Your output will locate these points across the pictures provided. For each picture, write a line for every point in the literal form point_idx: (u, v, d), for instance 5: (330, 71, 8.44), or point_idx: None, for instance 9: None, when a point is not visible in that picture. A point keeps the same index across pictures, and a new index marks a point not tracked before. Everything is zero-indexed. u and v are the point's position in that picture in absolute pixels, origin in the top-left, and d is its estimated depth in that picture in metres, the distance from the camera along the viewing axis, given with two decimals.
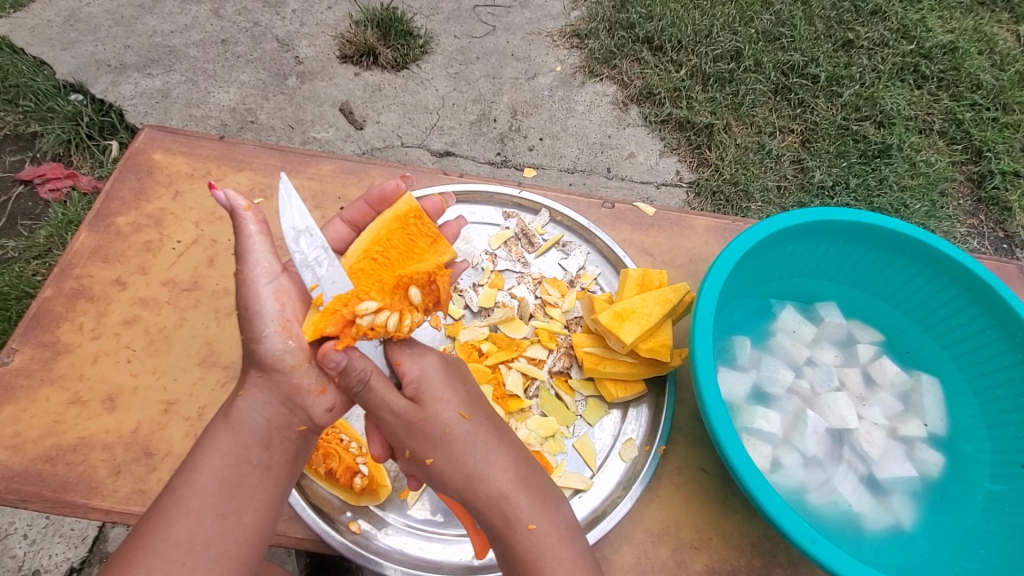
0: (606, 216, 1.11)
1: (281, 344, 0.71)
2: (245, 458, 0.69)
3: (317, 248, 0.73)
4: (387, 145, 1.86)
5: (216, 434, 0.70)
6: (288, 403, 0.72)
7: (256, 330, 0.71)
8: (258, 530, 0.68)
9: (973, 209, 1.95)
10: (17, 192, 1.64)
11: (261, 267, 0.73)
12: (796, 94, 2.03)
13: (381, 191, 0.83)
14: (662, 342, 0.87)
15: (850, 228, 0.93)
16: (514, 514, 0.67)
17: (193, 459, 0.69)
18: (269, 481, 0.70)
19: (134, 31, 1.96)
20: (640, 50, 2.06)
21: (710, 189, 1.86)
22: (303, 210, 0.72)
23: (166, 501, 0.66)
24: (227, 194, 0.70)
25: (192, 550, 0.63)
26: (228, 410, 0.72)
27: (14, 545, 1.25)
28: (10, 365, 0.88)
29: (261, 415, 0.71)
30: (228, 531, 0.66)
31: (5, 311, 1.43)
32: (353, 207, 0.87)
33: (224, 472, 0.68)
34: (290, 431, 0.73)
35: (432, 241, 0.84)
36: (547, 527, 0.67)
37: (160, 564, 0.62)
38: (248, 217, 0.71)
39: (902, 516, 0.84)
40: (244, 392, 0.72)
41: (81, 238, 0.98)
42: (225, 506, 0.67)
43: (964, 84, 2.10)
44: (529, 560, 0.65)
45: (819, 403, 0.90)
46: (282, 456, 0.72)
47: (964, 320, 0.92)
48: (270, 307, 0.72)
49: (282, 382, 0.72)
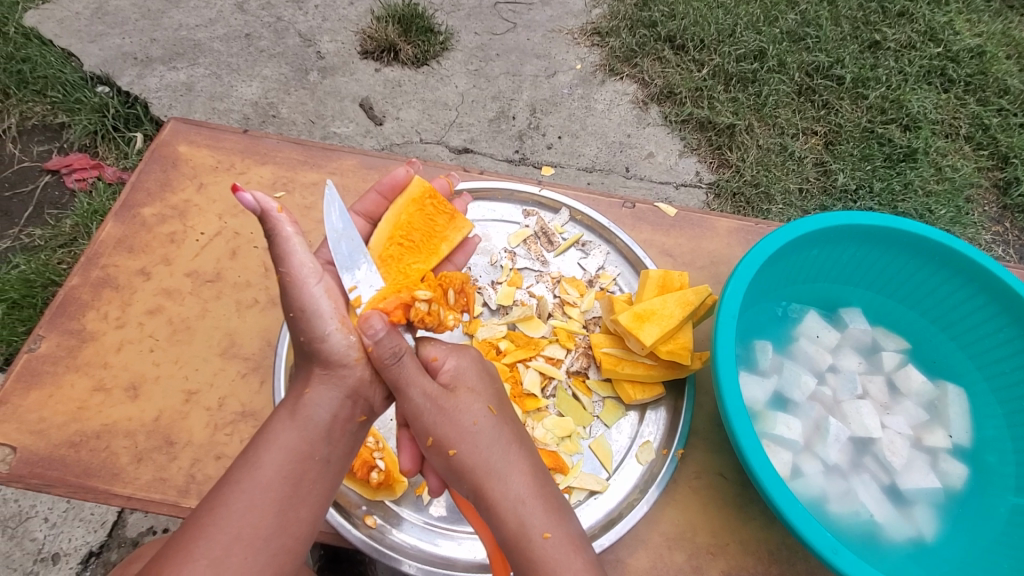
0: (627, 216, 1.10)
1: (344, 340, 0.74)
2: (309, 455, 0.70)
3: (355, 250, 0.76)
4: (406, 141, 1.86)
5: (281, 429, 0.70)
6: (353, 396, 0.74)
7: (319, 330, 0.73)
8: (310, 524, 0.68)
9: (998, 216, 1.91)
10: (44, 181, 1.67)
11: (308, 268, 0.73)
12: (821, 95, 2.00)
13: (392, 180, 0.89)
14: (682, 344, 0.86)
15: (879, 233, 0.91)
16: (529, 520, 0.67)
17: (255, 454, 0.69)
18: (329, 477, 0.71)
19: (160, 25, 1.99)
20: (662, 49, 2.03)
21: (730, 191, 1.83)
22: (344, 212, 0.75)
23: (227, 493, 0.66)
24: (256, 197, 0.66)
25: (254, 544, 0.63)
26: (289, 402, 0.73)
27: (36, 527, 1.28)
28: (37, 352, 0.89)
29: (328, 410, 0.72)
30: (287, 526, 0.66)
31: (31, 298, 1.46)
32: (364, 199, 0.90)
33: (289, 467, 0.68)
34: (352, 422, 0.74)
35: (451, 217, 0.91)
36: (562, 538, 0.66)
37: (225, 556, 0.62)
38: (282, 219, 0.71)
39: (924, 528, 0.82)
40: (310, 389, 0.73)
41: (107, 228, 1.00)
42: (287, 501, 0.67)
43: (992, 88, 2.05)
44: (541, 569, 0.64)
45: (841, 411, 0.89)
46: (343, 448, 0.73)
47: (992, 329, 0.89)
48: (326, 305, 0.73)
49: (348, 376, 0.74)
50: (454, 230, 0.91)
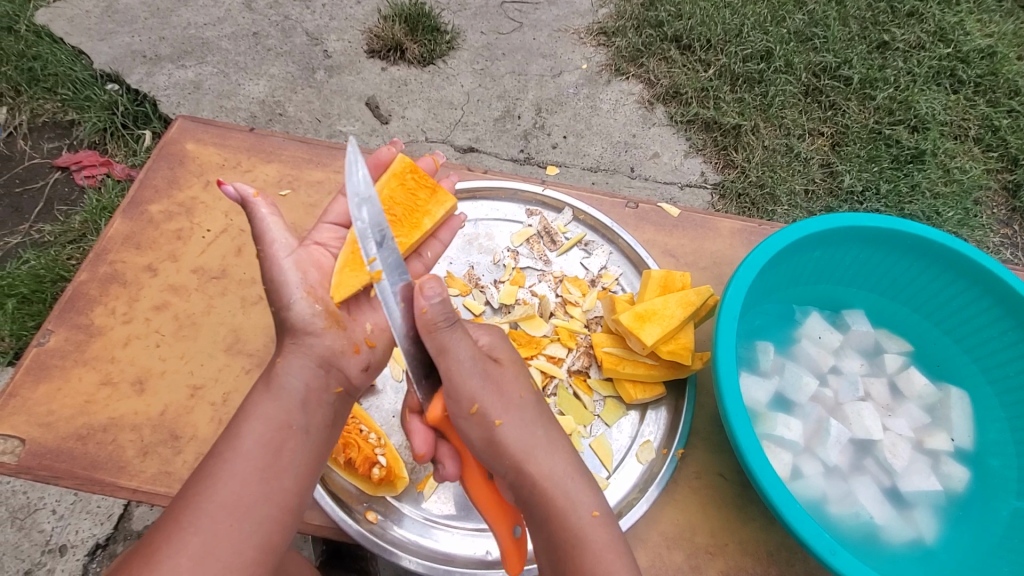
0: (630, 216, 1.11)
1: (309, 309, 0.75)
2: (287, 424, 0.70)
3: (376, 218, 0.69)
4: (412, 139, 1.87)
5: (258, 401, 0.70)
6: (324, 366, 0.75)
7: (285, 299, 0.75)
8: (297, 496, 0.68)
9: (1007, 219, 1.89)
10: (54, 178, 1.69)
11: (279, 244, 0.77)
12: (828, 96, 1.99)
13: (376, 158, 0.89)
14: (683, 345, 0.86)
15: (883, 234, 0.91)
16: (578, 497, 0.69)
17: (235, 426, 0.69)
18: (310, 447, 0.71)
19: (169, 23, 2.00)
20: (668, 49, 2.03)
21: (735, 191, 1.83)
22: (367, 176, 0.68)
23: (212, 464, 0.66)
24: (235, 186, 0.76)
25: (238, 512, 0.64)
26: (265, 376, 0.73)
27: (43, 519, 1.30)
28: (45, 346, 0.91)
29: (301, 380, 0.73)
30: (271, 495, 0.66)
31: (40, 294, 1.49)
32: (350, 181, 0.89)
33: (269, 436, 0.68)
34: (328, 393, 0.75)
35: (432, 191, 0.88)
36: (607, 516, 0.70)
37: (209, 523, 0.62)
38: (258, 203, 0.78)
39: (924, 531, 0.82)
40: (283, 359, 0.74)
41: (115, 225, 1.01)
42: (269, 470, 0.67)
43: (1003, 90, 2.03)
44: (588, 547, 0.66)
45: (842, 413, 0.89)
46: (320, 420, 0.73)
47: (997, 333, 0.89)
48: (293, 277, 0.76)
49: (319, 348, 0.75)
50: (437, 205, 0.88)
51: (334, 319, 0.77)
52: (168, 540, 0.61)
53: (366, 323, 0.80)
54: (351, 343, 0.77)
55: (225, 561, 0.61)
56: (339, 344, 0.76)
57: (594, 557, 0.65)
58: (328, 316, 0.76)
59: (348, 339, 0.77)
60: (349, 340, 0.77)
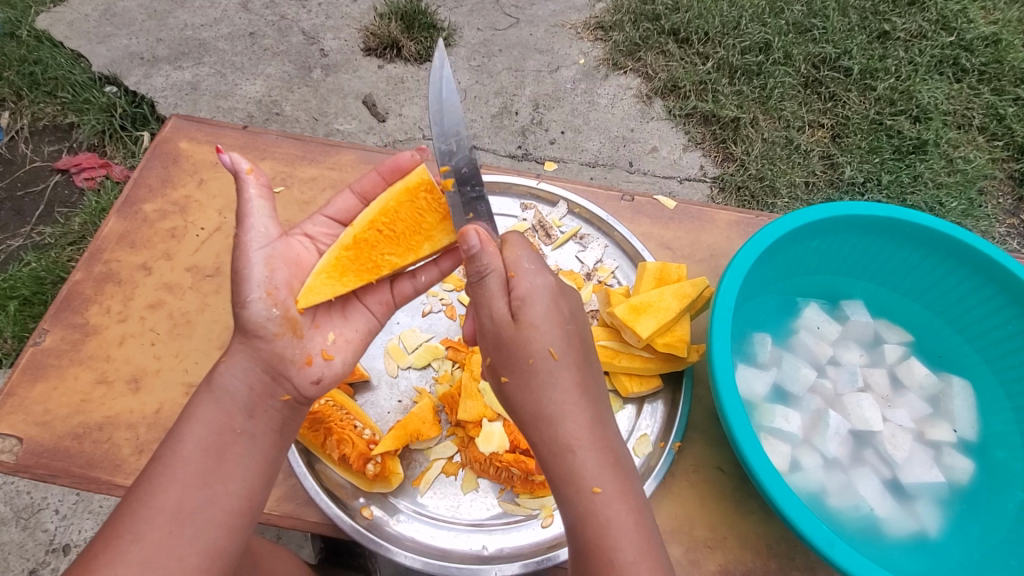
0: (625, 209, 1.10)
1: (265, 311, 0.72)
2: (228, 426, 0.70)
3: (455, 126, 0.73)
4: (409, 137, 1.86)
5: (200, 403, 0.70)
6: (271, 372, 0.73)
7: (242, 296, 0.72)
8: (245, 499, 0.69)
9: (1013, 208, 1.87)
10: (54, 181, 1.70)
11: (255, 233, 0.75)
12: (828, 87, 1.97)
13: (396, 163, 0.85)
14: (679, 337, 0.85)
15: (881, 223, 0.90)
16: (581, 472, 0.65)
17: (179, 429, 0.70)
18: (256, 450, 0.71)
19: (166, 25, 2.01)
20: (666, 42, 2.02)
21: (735, 184, 1.82)
22: (453, 83, 0.72)
23: (153, 471, 0.67)
24: (231, 157, 0.72)
25: (178, 518, 0.64)
26: (208, 378, 0.73)
27: (47, 519, 1.30)
28: (42, 345, 0.91)
29: (243, 382, 0.72)
30: (214, 499, 0.66)
31: (41, 295, 1.49)
32: (364, 179, 0.87)
33: (211, 439, 0.69)
34: (275, 400, 0.73)
35: (441, 218, 0.80)
36: (613, 494, 0.65)
37: (146, 530, 0.63)
38: (249, 181, 0.74)
39: (927, 523, 0.81)
40: (227, 358, 0.73)
41: (109, 225, 1.01)
42: (210, 474, 0.67)
43: (1008, 77, 2.01)
44: (591, 524, 0.64)
45: (842, 404, 0.88)
46: (268, 424, 0.72)
47: (1000, 321, 0.88)
48: (258, 273, 0.73)
49: (265, 349, 0.72)
50: (443, 233, 0.81)
51: (291, 326, 0.74)
52: (105, 549, 0.61)
53: (329, 333, 0.78)
54: (303, 353, 0.74)
55: (167, 566, 0.62)
56: (290, 351, 0.73)
57: (594, 534, 0.63)
58: (284, 322, 0.73)
59: (302, 348, 0.74)
60: (303, 351, 0.74)
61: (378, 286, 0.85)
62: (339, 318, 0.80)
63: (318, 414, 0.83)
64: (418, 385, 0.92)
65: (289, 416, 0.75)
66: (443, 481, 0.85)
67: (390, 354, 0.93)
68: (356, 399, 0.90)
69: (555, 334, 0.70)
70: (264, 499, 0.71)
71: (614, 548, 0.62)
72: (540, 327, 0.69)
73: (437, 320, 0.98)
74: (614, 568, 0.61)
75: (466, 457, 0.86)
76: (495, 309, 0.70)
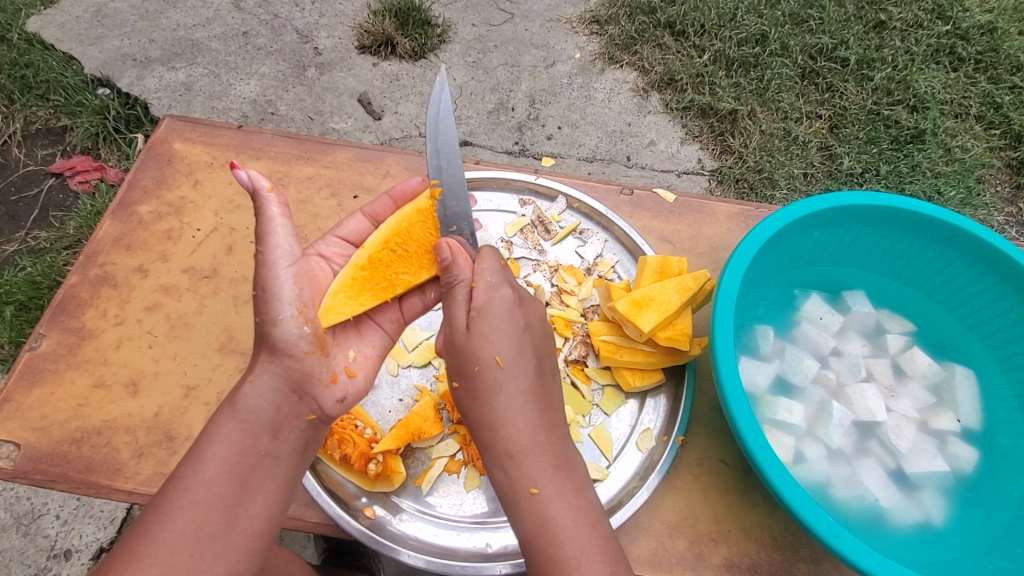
0: (625, 203, 1.09)
1: (297, 329, 0.72)
2: (253, 448, 0.69)
3: (450, 144, 0.78)
4: (405, 135, 1.85)
5: (223, 423, 0.70)
6: (298, 391, 0.73)
7: (273, 313, 0.72)
8: (265, 521, 0.68)
9: (1012, 197, 1.87)
10: (49, 185, 1.69)
11: (282, 250, 0.74)
12: (825, 78, 1.96)
13: (406, 188, 0.87)
14: (681, 331, 0.85)
15: (882, 212, 0.90)
16: (519, 476, 0.68)
17: (200, 448, 0.69)
18: (278, 471, 0.70)
19: (158, 25, 1.99)
20: (662, 35, 2.00)
21: (733, 177, 1.81)
22: (449, 106, 0.78)
23: (173, 490, 0.66)
24: (250, 174, 0.70)
25: (199, 542, 0.63)
26: (231, 396, 0.72)
27: (48, 524, 1.30)
28: (38, 350, 0.90)
29: (269, 402, 0.71)
30: (235, 521, 0.66)
31: (37, 300, 1.48)
32: (374, 202, 0.88)
33: (234, 461, 0.68)
34: (300, 419, 0.73)
35: None
36: (551, 494, 0.67)
37: (167, 554, 0.62)
38: (270, 198, 0.72)
39: (932, 513, 0.81)
40: (254, 377, 0.72)
41: (104, 227, 1.00)
42: (234, 498, 0.67)
43: (1004, 66, 2.00)
44: (532, 523, 0.67)
45: (846, 395, 0.87)
46: (291, 445, 0.72)
47: (1002, 309, 0.87)
48: (287, 290, 0.73)
49: (295, 367, 0.72)
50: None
51: (320, 344, 0.74)
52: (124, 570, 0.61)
53: (349, 350, 0.79)
54: (329, 371, 0.75)
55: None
56: (318, 370, 0.74)
57: (536, 533, 0.66)
58: (314, 340, 0.74)
59: (327, 367, 0.75)
60: (329, 368, 0.75)
61: (387, 303, 0.85)
62: (355, 335, 0.81)
63: None
64: (419, 383, 0.91)
65: (312, 436, 0.75)
66: (447, 479, 0.85)
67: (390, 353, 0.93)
68: None
69: (507, 344, 0.71)
70: (281, 520, 0.71)
71: (554, 545, 0.65)
72: (489, 338, 0.70)
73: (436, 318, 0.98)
74: (556, 564, 0.64)
75: (469, 454, 0.85)
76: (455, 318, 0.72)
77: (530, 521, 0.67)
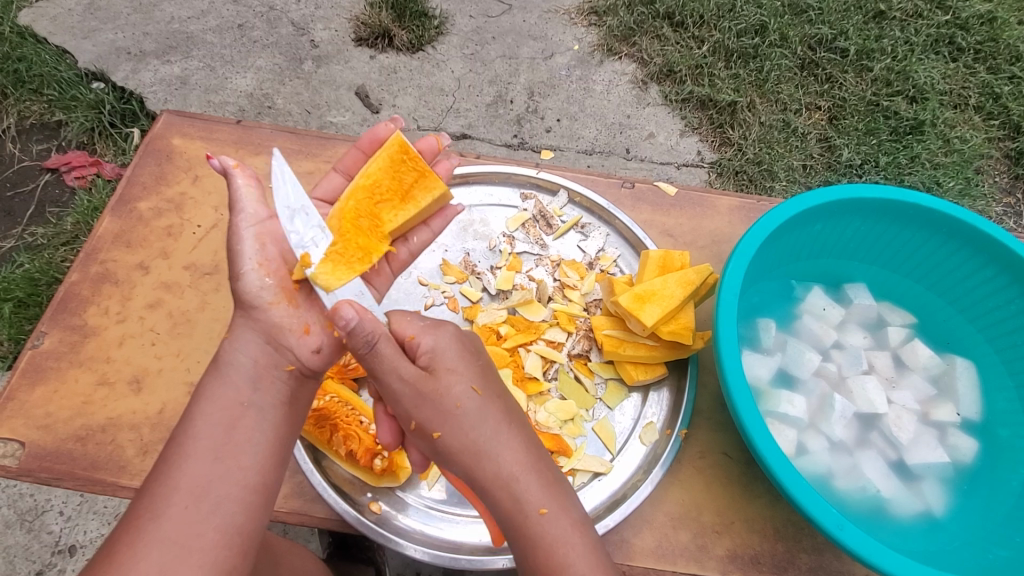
0: (626, 196, 1.09)
1: (258, 281, 0.72)
2: (235, 401, 0.69)
3: (311, 224, 0.73)
4: (403, 128, 1.84)
5: (214, 386, 0.70)
6: (273, 342, 0.72)
7: (236, 267, 0.72)
8: (259, 475, 0.67)
9: (1010, 187, 1.88)
10: (44, 180, 1.67)
11: (246, 213, 0.74)
12: (824, 68, 1.95)
13: (373, 136, 0.85)
14: (685, 325, 0.85)
15: (885, 205, 0.90)
16: (524, 497, 0.65)
17: (193, 407, 0.69)
18: (266, 422, 0.69)
19: (152, 18, 1.97)
20: (661, 26, 1.99)
21: (732, 169, 1.81)
22: (295, 187, 0.73)
23: (171, 449, 0.66)
24: (219, 158, 0.74)
25: (194, 493, 0.63)
26: (214, 358, 0.73)
27: (51, 521, 1.30)
28: (40, 348, 0.90)
29: (248, 354, 0.71)
30: (226, 474, 0.65)
31: (36, 297, 1.48)
32: (346, 157, 0.87)
33: (220, 416, 0.68)
34: (279, 370, 0.72)
35: (420, 175, 0.81)
36: (559, 511, 0.65)
37: (164, 506, 0.62)
38: (237, 174, 0.75)
39: (932, 503, 0.81)
40: (232, 335, 0.73)
41: (104, 224, 0.99)
42: (223, 449, 0.66)
43: (1003, 56, 2.00)
44: (541, 546, 0.63)
45: (847, 388, 0.88)
46: (275, 396, 0.71)
47: (1002, 301, 0.88)
48: (250, 247, 0.73)
49: (263, 319, 0.72)
50: (424, 192, 0.82)
51: (287, 296, 0.73)
52: (125, 531, 0.61)
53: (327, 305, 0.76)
54: (300, 322, 0.73)
55: (180, 545, 0.60)
56: (287, 321, 0.73)
57: (544, 555, 0.63)
58: (279, 291, 0.73)
59: (299, 318, 0.73)
60: (300, 319, 0.73)
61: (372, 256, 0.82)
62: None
63: (323, 411, 0.84)
64: None
65: (297, 387, 0.74)
66: None
67: None
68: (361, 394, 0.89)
69: (474, 372, 0.71)
70: (279, 479, 0.69)
71: (564, 565, 0.63)
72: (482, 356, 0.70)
73: (440, 313, 0.97)
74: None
75: None
76: (403, 371, 0.66)
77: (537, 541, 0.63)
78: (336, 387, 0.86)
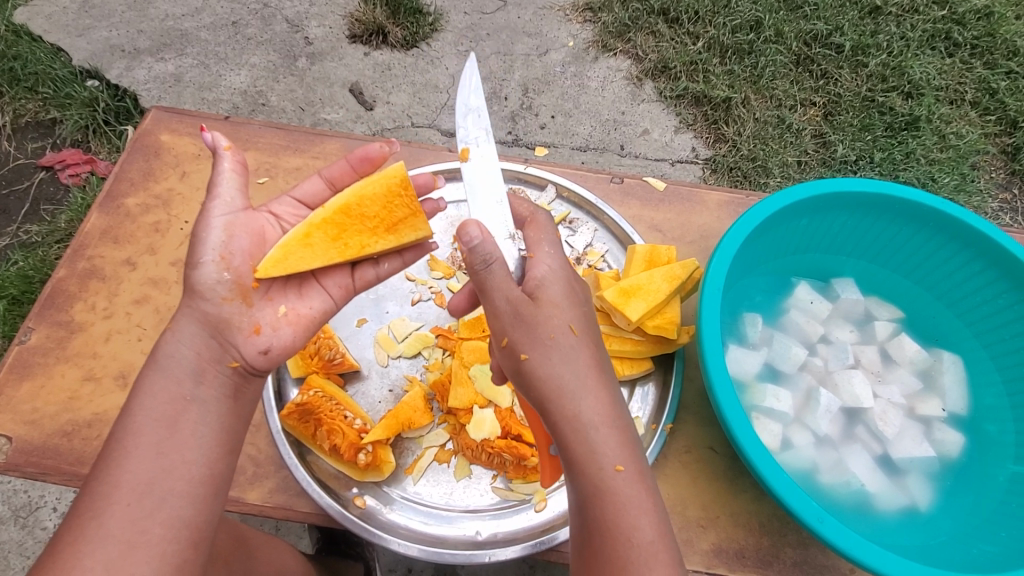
0: (615, 191, 1.09)
1: (216, 274, 0.71)
2: (178, 395, 0.67)
3: (482, 125, 0.78)
4: (398, 125, 1.84)
5: (156, 380, 0.68)
6: (218, 338, 0.71)
7: (195, 256, 0.71)
8: (207, 467, 0.66)
9: (1006, 183, 1.87)
10: (39, 177, 1.67)
11: (221, 201, 0.75)
12: (819, 64, 1.95)
13: (365, 153, 0.83)
14: (670, 319, 0.85)
15: (871, 199, 0.90)
16: (602, 451, 0.64)
17: (131, 401, 0.67)
18: (209, 417, 0.68)
19: (147, 16, 1.97)
20: (656, 22, 1.99)
21: (727, 165, 1.81)
22: (478, 91, 0.79)
23: (110, 448, 0.64)
24: (212, 134, 0.76)
25: (137, 490, 0.62)
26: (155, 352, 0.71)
27: (45, 517, 1.30)
28: (27, 344, 0.90)
29: (190, 348, 0.70)
30: (171, 468, 0.64)
31: (30, 295, 1.48)
32: (334, 166, 0.86)
33: (162, 410, 0.66)
34: (222, 366, 0.71)
35: (412, 214, 0.78)
36: (632, 473, 0.64)
37: (106, 505, 0.61)
38: (226, 157, 0.76)
39: (917, 497, 0.81)
40: (175, 327, 0.71)
41: (92, 220, 1.00)
42: (164, 444, 0.64)
43: (1000, 51, 1.98)
44: (610, 501, 0.63)
45: (833, 382, 0.88)
46: (218, 391, 0.70)
47: (990, 295, 0.88)
48: (215, 237, 0.73)
49: (213, 314, 0.71)
50: (411, 230, 0.79)
51: (242, 294, 0.73)
52: (69, 528, 0.60)
53: (281, 307, 0.76)
54: (251, 321, 0.73)
55: (125, 542, 0.59)
56: (238, 318, 0.72)
57: (612, 513, 0.62)
58: (234, 288, 0.72)
59: (249, 317, 0.73)
60: (251, 319, 0.73)
61: (338, 267, 0.81)
62: (294, 294, 0.78)
63: (306, 405, 0.82)
64: (409, 373, 0.92)
65: (242, 384, 0.73)
66: (436, 468, 0.85)
67: (379, 343, 0.93)
68: (346, 388, 0.90)
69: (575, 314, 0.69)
70: (229, 470, 0.69)
71: (632, 528, 0.62)
72: None
73: (427, 309, 0.97)
74: (633, 546, 0.61)
75: (458, 444, 0.86)
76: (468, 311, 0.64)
77: (593, 501, 0.63)
78: (322, 381, 0.85)
